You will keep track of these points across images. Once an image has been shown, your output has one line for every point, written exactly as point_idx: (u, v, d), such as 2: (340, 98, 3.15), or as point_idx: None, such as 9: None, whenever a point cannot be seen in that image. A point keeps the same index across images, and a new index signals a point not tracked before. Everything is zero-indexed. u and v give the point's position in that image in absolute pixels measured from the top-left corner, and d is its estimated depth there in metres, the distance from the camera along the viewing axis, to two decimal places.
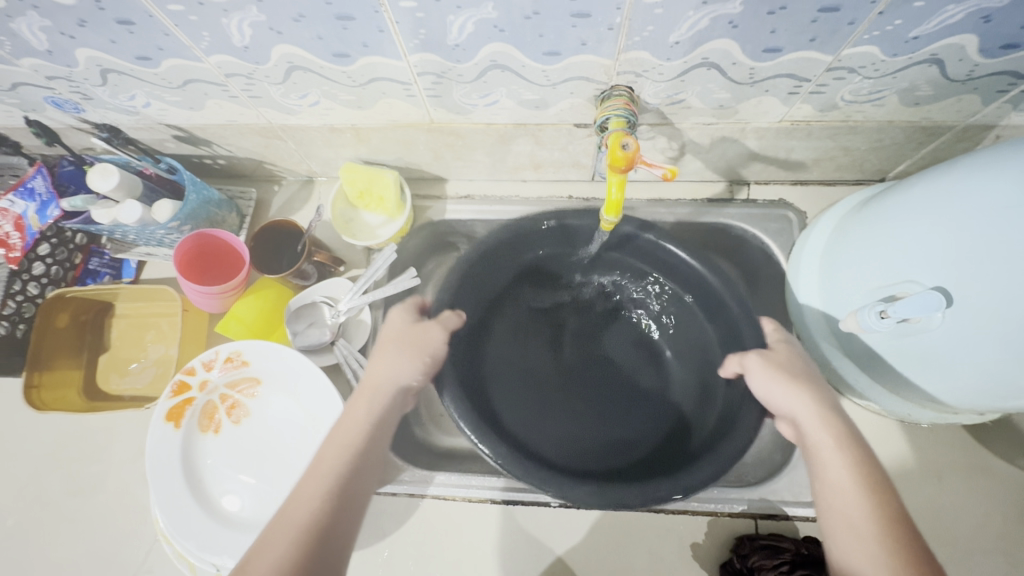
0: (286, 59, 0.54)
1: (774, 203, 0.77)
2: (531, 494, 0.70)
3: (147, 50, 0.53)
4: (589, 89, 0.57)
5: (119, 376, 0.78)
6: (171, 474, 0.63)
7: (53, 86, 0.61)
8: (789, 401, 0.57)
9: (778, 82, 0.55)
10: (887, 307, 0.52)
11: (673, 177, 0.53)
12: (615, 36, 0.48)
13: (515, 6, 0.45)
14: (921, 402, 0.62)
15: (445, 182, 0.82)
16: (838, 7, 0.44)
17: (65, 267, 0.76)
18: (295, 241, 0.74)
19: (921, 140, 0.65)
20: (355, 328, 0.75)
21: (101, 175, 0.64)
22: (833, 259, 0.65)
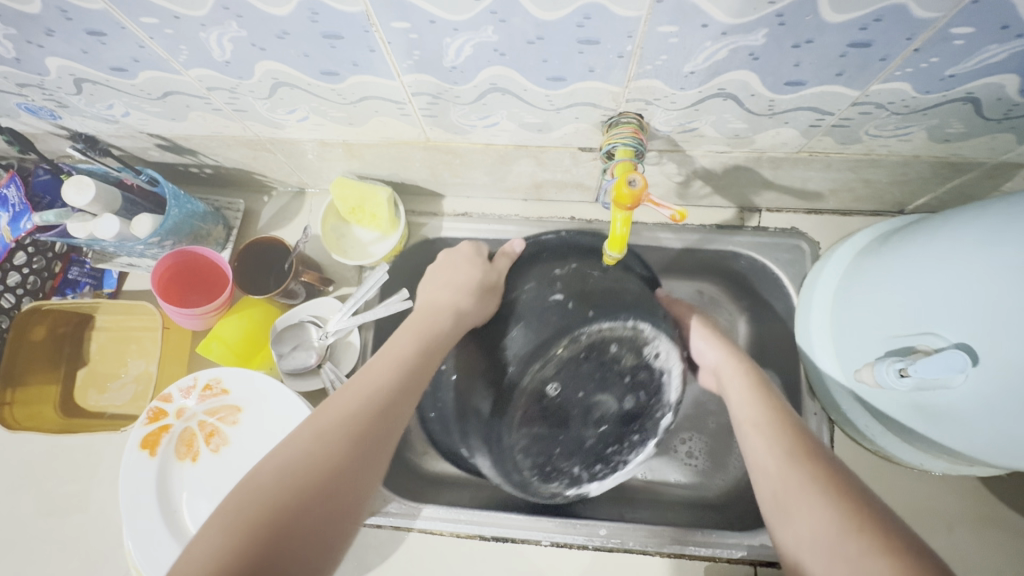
0: (271, 76, 0.50)
1: (786, 231, 0.74)
2: (523, 531, 0.67)
3: (122, 61, 0.50)
4: (595, 114, 0.53)
5: (99, 393, 0.75)
6: (144, 505, 0.60)
7: (25, 94, 0.57)
8: (715, 362, 0.63)
9: (798, 114, 0.51)
10: (906, 367, 0.48)
11: (682, 220, 0.49)
12: (625, 64, 0.44)
13: (516, 30, 0.41)
14: (935, 454, 0.59)
15: (442, 199, 0.78)
16: (870, 43, 0.40)
17: (43, 277, 0.73)
18: (281, 259, 0.71)
19: (946, 174, 0.61)
20: (343, 351, 0.72)
21: (77, 188, 0.60)
22: (848, 299, 0.62)
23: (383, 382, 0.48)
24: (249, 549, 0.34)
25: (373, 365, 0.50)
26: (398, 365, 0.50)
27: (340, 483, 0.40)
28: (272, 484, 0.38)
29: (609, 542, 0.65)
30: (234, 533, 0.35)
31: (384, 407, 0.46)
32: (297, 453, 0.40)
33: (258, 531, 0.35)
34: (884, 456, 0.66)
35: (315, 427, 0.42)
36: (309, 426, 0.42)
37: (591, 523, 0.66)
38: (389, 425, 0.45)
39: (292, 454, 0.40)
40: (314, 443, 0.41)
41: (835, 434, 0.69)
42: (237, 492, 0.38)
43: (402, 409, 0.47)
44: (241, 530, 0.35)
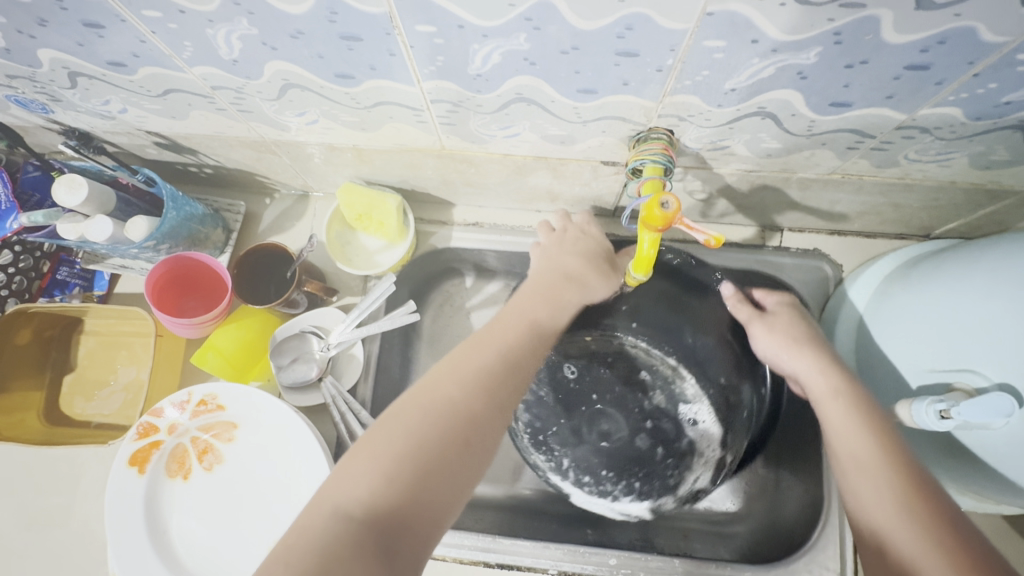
0: (281, 76, 0.47)
1: (808, 252, 0.71)
2: (529, 559, 0.64)
3: (120, 56, 0.46)
4: (624, 129, 0.50)
5: (85, 400, 0.71)
6: (132, 526, 0.57)
7: (15, 86, 0.53)
8: (794, 364, 0.57)
9: (838, 136, 0.48)
10: (948, 407, 0.46)
11: (717, 245, 0.47)
12: (663, 78, 0.42)
13: (551, 38, 0.38)
14: (963, 491, 0.56)
15: (452, 208, 0.75)
16: (928, 66, 0.38)
17: (30, 277, 0.69)
18: (283, 266, 0.67)
19: (980, 201, 0.59)
20: (346, 363, 0.69)
21: (68, 187, 0.57)
22: (875, 329, 0.60)
23: (486, 363, 0.45)
24: (369, 534, 0.34)
25: (473, 343, 0.48)
26: (500, 343, 0.48)
27: (450, 468, 0.39)
28: (387, 470, 0.37)
29: (618, 572, 0.63)
30: (352, 520, 0.35)
31: (487, 387, 0.43)
32: (405, 440, 0.39)
33: (375, 520, 0.35)
34: None
35: (421, 409, 0.41)
36: (415, 408, 0.41)
37: (600, 552, 0.64)
38: (497, 408, 0.43)
39: (401, 442, 0.39)
40: (422, 427, 0.40)
41: None
42: (352, 476, 0.37)
43: (502, 397, 0.44)
44: (359, 516, 0.35)
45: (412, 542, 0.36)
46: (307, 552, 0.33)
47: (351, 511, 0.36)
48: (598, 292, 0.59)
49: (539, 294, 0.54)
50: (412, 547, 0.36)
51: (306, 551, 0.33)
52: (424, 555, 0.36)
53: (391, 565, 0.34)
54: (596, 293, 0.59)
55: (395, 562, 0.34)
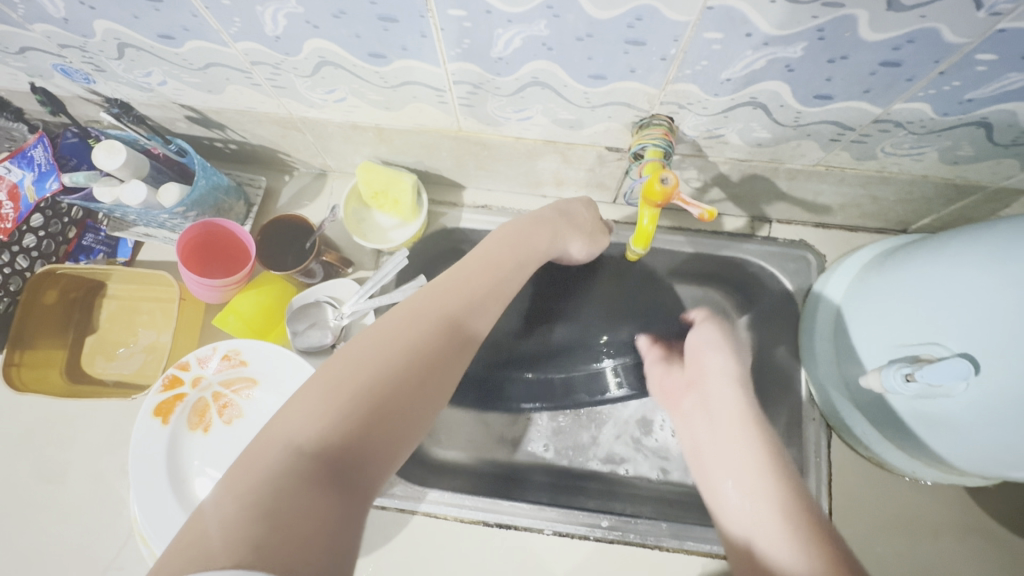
0: (318, 54, 0.51)
1: (795, 243, 0.76)
2: (525, 519, 0.68)
3: (172, 29, 0.50)
4: (629, 115, 0.55)
5: (106, 360, 0.74)
6: (155, 472, 0.60)
7: (65, 55, 0.57)
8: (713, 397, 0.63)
9: (821, 127, 0.53)
10: (913, 372, 0.50)
11: (711, 219, 0.52)
12: (666, 67, 0.47)
13: (568, 26, 0.43)
14: (928, 462, 0.61)
15: (463, 190, 0.80)
16: (899, 63, 0.43)
17: (57, 241, 0.73)
18: (302, 238, 0.71)
19: (951, 196, 0.65)
20: (358, 333, 0.72)
21: (107, 152, 0.61)
22: (853, 312, 0.64)
23: (437, 314, 0.46)
24: (320, 465, 0.34)
25: (425, 299, 0.48)
26: (452, 299, 0.49)
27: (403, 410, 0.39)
28: (341, 407, 0.37)
29: (609, 533, 0.67)
30: (303, 456, 0.34)
31: (439, 343, 0.44)
32: (358, 381, 0.38)
33: (329, 454, 0.35)
34: (878, 462, 0.68)
35: (374, 357, 0.40)
36: (368, 353, 0.41)
37: (592, 514, 0.68)
38: (448, 359, 0.44)
39: (356, 382, 0.38)
40: (377, 370, 0.40)
41: (831, 440, 0.71)
42: (302, 412, 0.36)
43: (451, 345, 0.45)
44: (311, 450, 0.34)
45: (368, 475, 0.36)
46: (255, 485, 0.32)
47: (300, 446, 0.35)
48: (574, 247, 0.66)
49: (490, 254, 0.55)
50: (366, 481, 0.36)
51: (252, 488, 0.32)
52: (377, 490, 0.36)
53: (347, 496, 0.34)
54: (575, 249, 0.67)
55: (353, 494, 0.34)
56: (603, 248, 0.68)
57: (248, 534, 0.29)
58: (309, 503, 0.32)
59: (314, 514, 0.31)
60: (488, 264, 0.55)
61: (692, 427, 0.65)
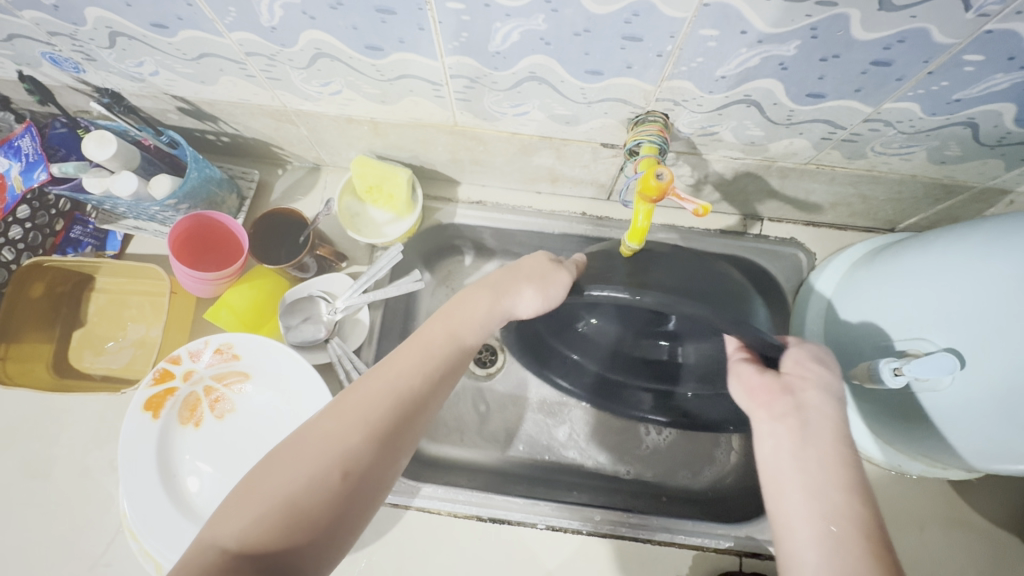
0: (314, 45, 0.51)
1: (785, 241, 0.77)
2: (519, 514, 0.68)
3: (165, 18, 0.50)
4: (624, 111, 0.56)
5: (94, 354, 0.73)
6: (145, 466, 0.60)
7: (54, 43, 0.56)
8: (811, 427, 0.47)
9: (813, 126, 0.54)
10: (902, 365, 0.51)
11: (705, 215, 0.52)
12: (662, 63, 0.47)
13: (566, 20, 0.43)
14: (914, 455, 0.62)
15: (458, 185, 0.80)
16: (890, 63, 0.44)
17: (44, 233, 0.72)
18: (296, 232, 0.71)
19: (938, 196, 0.66)
20: (351, 327, 0.72)
21: (97, 142, 0.60)
22: (842, 309, 0.65)
23: (378, 392, 0.45)
24: (238, 572, 0.34)
25: (373, 374, 0.47)
26: (412, 370, 0.48)
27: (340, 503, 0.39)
28: (262, 510, 0.37)
29: (602, 527, 0.67)
30: (226, 553, 0.35)
31: (378, 428, 0.43)
32: (290, 476, 0.39)
33: (248, 558, 0.35)
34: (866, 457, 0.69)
35: (305, 450, 0.40)
36: (299, 447, 0.41)
37: (586, 509, 0.68)
38: (386, 442, 0.43)
39: (282, 476, 0.39)
40: (305, 467, 0.40)
41: None
42: (230, 514, 0.37)
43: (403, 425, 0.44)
44: (233, 548, 0.36)
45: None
46: None
47: (222, 551, 0.36)
48: (527, 300, 0.55)
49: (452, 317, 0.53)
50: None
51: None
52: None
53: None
54: (524, 302, 0.55)
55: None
56: (560, 289, 0.54)
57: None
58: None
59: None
60: (452, 324, 0.53)
61: (803, 469, 0.45)
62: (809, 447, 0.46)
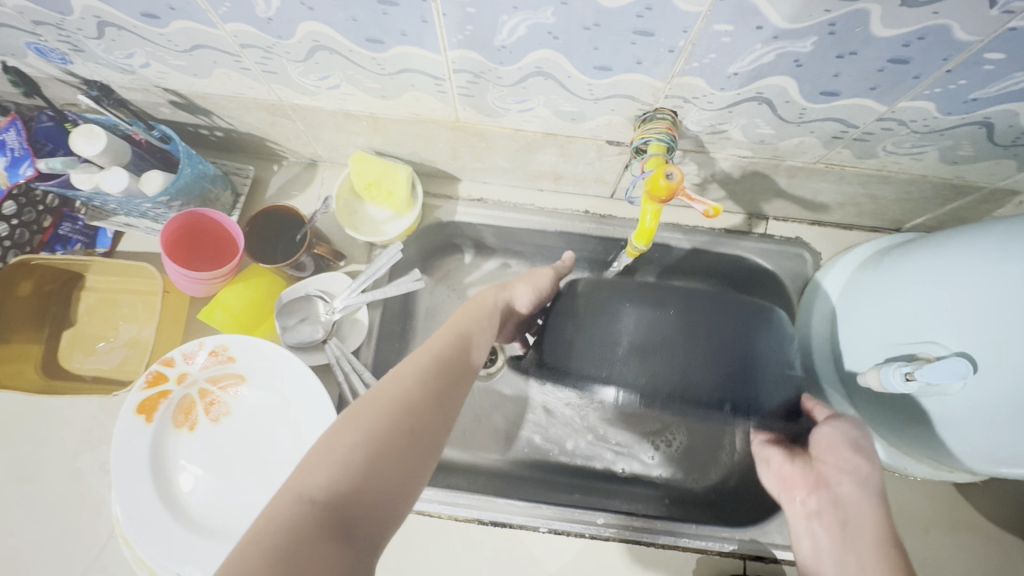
0: (312, 38, 0.49)
1: (791, 240, 0.77)
2: (520, 517, 0.67)
3: (156, 8, 0.48)
4: (631, 108, 0.54)
5: (84, 355, 0.71)
6: (138, 471, 0.58)
7: (39, 33, 0.54)
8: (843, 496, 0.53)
9: (825, 125, 0.53)
10: (913, 370, 0.50)
11: (717, 216, 0.51)
12: (674, 59, 0.45)
13: (576, 14, 0.42)
14: (920, 458, 0.62)
15: (458, 183, 0.78)
16: (908, 60, 0.42)
17: (32, 230, 0.69)
18: (293, 230, 0.69)
19: (946, 196, 0.65)
20: (350, 328, 0.70)
21: (86, 137, 0.58)
22: (848, 310, 0.65)
23: (436, 357, 0.46)
24: (330, 518, 0.34)
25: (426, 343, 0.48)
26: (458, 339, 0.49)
27: (414, 455, 0.39)
28: (348, 458, 0.36)
29: (605, 530, 0.66)
30: (316, 504, 0.34)
31: (440, 389, 0.44)
32: (368, 427, 0.38)
33: (333, 506, 0.34)
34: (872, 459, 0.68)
35: (380, 402, 0.40)
36: (373, 401, 0.40)
37: (587, 512, 0.67)
38: (445, 404, 0.43)
39: (359, 427, 0.38)
40: (383, 416, 0.39)
41: None
42: (312, 461, 0.36)
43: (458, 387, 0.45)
44: (321, 499, 0.34)
45: (370, 528, 0.35)
46: (270, 534, 0.32)
47: (309, 501, 0.34)
48: (521, 294, 0.63)
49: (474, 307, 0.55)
50: (369, 533, 0.35)
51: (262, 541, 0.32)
52: (378, 543, 0.36)
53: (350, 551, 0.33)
54: (519, 296, 0.63)
55: (355, 547, 0.34)
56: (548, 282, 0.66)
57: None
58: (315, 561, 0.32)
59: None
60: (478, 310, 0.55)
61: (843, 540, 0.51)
62: (847, 518, 0.52)
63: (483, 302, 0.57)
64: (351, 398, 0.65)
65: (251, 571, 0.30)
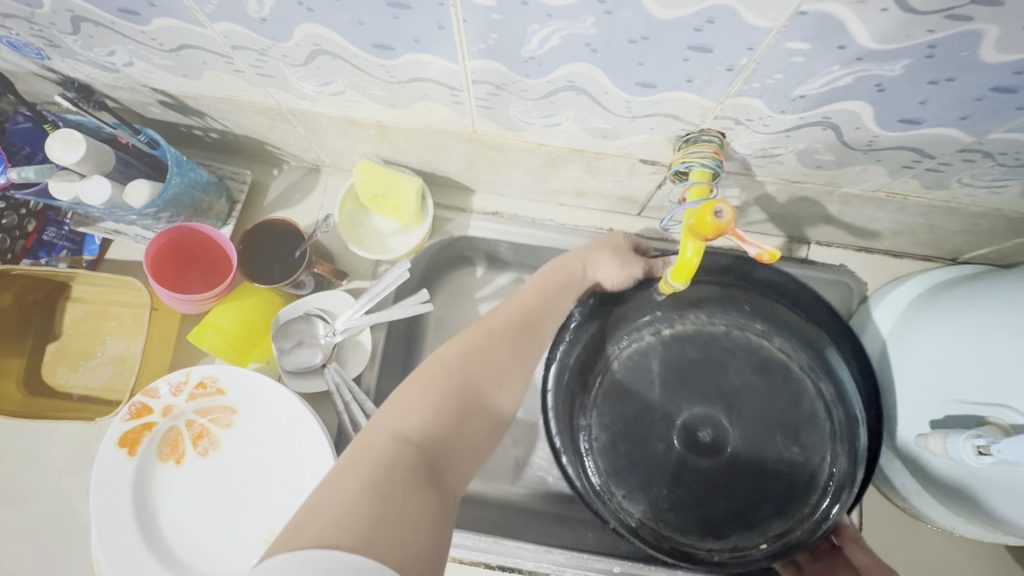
0: (312, 41, 0.43)
1: (835, 267, 0.70)
2: (530, 562, 0.61)
3: (134, 3, 0.42)
4: (673, 128, 0.47)
5: (69, 371, 0.67)
6: (119, 510, 0.54)
7: (9, 26, 0.48)
8: None
9: (896, 153, 0.46)
10: (987, 444, 0.44)
11: (770, 261, 0.42)
12: (731, 78, 0.39)
13: (621, 25, 0.35)
14: (974, 523, 0.55)
15: (472, 194, 0.72)
16: (1015, 89, 0.36)
17: (14, 236, 0.64)
18: (291, 246, 0.63)
19: (1018, 230, 0.58)
20: (351, 351, 0.65)
21: (64, 143, 0.52)
22: (902, 353, 0.58)
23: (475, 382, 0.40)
24: (418, 460, 0.34)
25: (455, 343, 0.42)
26: (477, 365, 0.41)
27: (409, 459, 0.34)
28: (375, 457, 0.33)
29: None
30: (410, 444, 0.35)
31: (460, 391, 0.39)
32: (380, 454, 0.33)
33: (424, 452, 0.35)
34: (914, 513, 0.62)
35: (402, 426, 0.35)
36: (392, 420, 0.36)
37: (605, 559, 0.60)
38: (481, 439, 0.39)
39: (413, 419, 0.36)
40: (409, 444, 0.35)
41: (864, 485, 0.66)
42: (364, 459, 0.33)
43: (473, 422, 0.39)
44: (416, 442, 0.35)
45: (455, 473, 0.36)
46: (375, 477, 0.32)
47: (404, 439, 0.35)
48: (604, 268, 0.54)
49: (543, 281, 0.50)
50: (458, 468, 0.37)
51: (375, 458, 0.33)
52: (464, 486, 0.37)
53: (442, 494, 0.34)
54: (604, 272, 0.54)
55: (444, 488, 0.34)
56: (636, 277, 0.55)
57: (368, 523, 0.29)
58: (410, 506, 0.31)
59: (421, 516, 0.32)
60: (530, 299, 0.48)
61: None
62: None
63: (569, 268, 0.52)
64: (350, 432, 0.60)
65: (358, 508, 0.30)
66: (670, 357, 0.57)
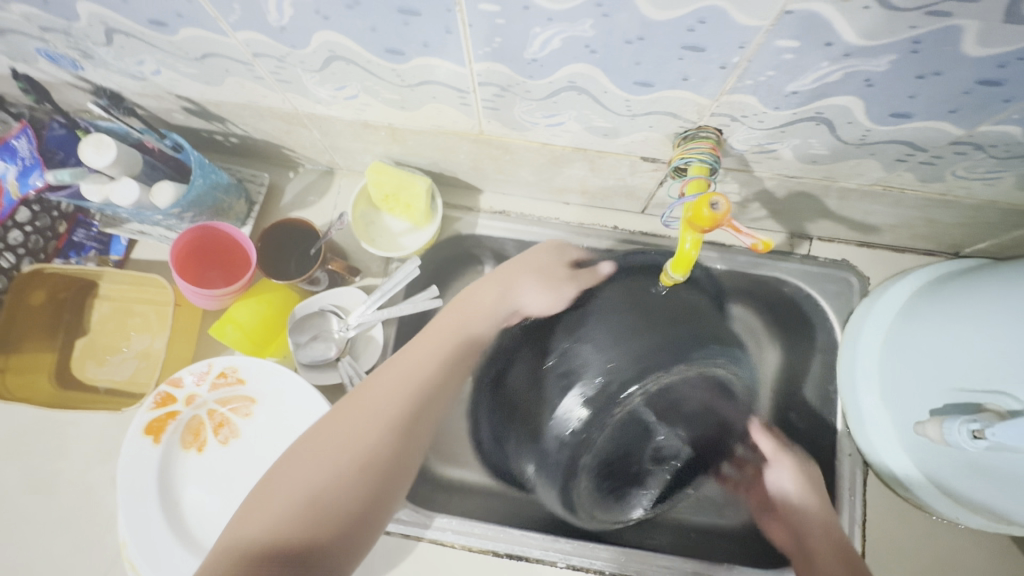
0: (328, 48, 0.46)
1: (836, 262, 0.71)
2: (537, 551, 0.63)
3: (164, 15, 0.45)
4: (672, 125, 0.49)
5: (97, 365, 0.70)
6: (145, 495, 0.56)
7: (48, 39, 0.52)
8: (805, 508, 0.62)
9: (889, 147, 0.47)
10: (985, 429, 0.44)
11: (764, 251, 0.44)
12: (725, 76, 0.41)
13: (617, 27, 0.37)
14: (976, 512, 0.56)
15: (479, 194, 0.74)
16: (1000, 83, 0.37)
17: (46, 237, 0.67)
18: (307, 243, 0.66)
19: (1017, 223, 0.59)
20: (364, 345, 0.67)
21: (95, 147, 0.55)
22: (903, 344, 0.59)
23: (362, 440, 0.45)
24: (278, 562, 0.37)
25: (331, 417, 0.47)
26: (357, 429, 0.46)
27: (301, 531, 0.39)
28: (249, 555, 0.38)
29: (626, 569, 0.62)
30: (284, 537, 0.39)
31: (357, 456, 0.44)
32: (249, 546, 0.38)
33: (301, 552, 0.38)
34: (917, 503, 0.63)
35: (285, 503, 0.41)
36: (269, 507, 0.41)
37: (610, 549, 0.63)
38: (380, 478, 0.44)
39: (280, 503, 0.41)
40: (279, 547, 0.38)
41: (868, 477, 0.66)
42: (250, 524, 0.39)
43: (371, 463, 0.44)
44: (288, 541, 0.39)
45: (327, 559, 0.39)
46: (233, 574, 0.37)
47: (247, 548, 0.38)
48: (532, 297, 0.60)
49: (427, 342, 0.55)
50: (335, 553, 0.40)
51: (231, 559, 0.37)
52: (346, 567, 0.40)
53: None
54: (529, 299, 0.60)
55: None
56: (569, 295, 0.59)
57: None
58: None
59: None
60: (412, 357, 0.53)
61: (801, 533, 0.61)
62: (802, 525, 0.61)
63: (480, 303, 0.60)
64: None
65: None
66: (656, 382, 0.50)
